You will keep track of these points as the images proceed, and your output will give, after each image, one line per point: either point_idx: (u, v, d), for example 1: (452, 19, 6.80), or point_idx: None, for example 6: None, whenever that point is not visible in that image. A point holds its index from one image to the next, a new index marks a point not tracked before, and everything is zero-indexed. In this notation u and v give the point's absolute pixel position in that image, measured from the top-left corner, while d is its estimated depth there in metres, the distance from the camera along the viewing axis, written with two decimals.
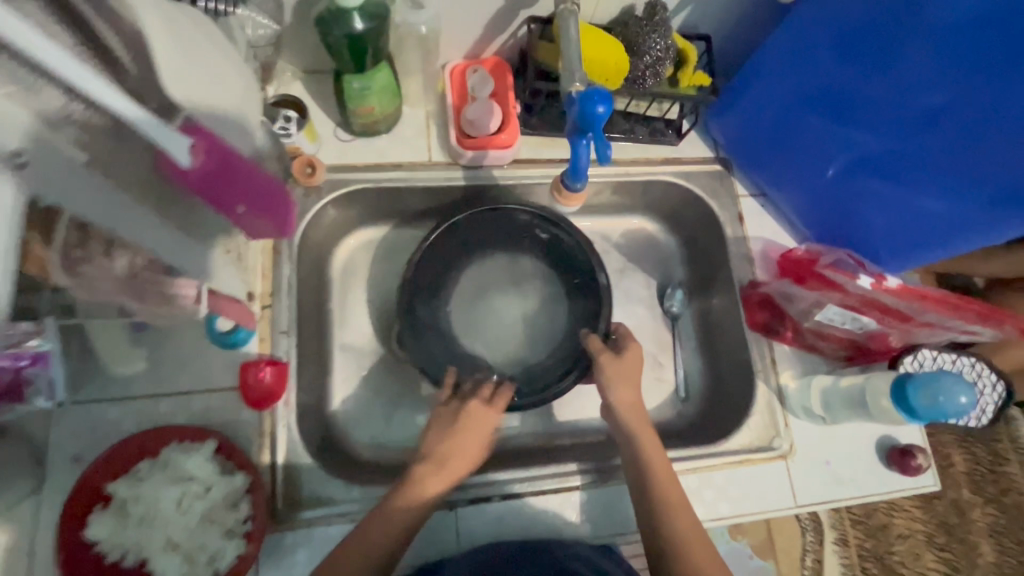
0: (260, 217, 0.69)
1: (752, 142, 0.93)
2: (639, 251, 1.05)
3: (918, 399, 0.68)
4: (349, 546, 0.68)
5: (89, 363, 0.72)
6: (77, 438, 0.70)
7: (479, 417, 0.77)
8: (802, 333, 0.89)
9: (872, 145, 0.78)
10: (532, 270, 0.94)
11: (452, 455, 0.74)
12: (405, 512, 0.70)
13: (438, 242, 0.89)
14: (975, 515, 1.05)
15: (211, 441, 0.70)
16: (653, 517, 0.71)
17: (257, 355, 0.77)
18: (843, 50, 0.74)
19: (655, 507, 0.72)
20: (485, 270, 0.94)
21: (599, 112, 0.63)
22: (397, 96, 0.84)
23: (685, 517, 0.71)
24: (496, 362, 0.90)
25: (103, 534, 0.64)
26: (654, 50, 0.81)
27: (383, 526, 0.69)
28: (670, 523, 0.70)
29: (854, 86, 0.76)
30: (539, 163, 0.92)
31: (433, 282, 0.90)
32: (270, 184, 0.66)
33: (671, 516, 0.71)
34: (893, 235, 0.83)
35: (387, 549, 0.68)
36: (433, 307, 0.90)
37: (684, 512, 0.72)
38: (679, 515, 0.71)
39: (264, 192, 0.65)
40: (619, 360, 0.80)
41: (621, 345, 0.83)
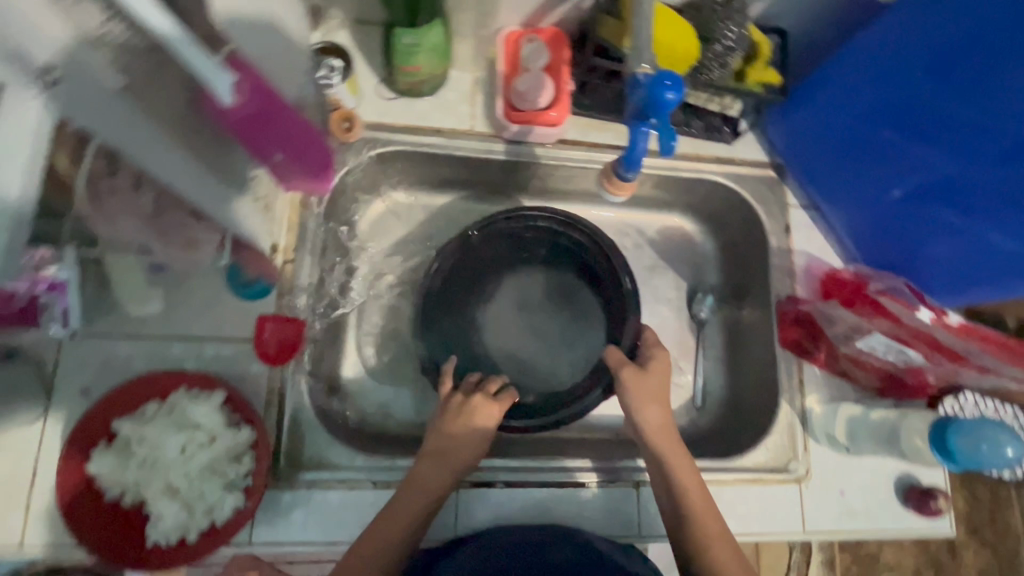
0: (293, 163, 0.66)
1: (814, 151, 0.88)
2: (672, 250, 1.00)
3: (956, 442, 0.65)
4: (362, 552, 0.66)
5: (104, 297, 0.70)
6: (86, 370, 0.70)
7: (483, 408, 0.74)
8: (837, 357, 0.85)
9: (944, 171, 0.72)
10: (562, 282, 0.90)
11: (451, 448, 0.72)
12: (410, 513, 0.68)
13: (460, 249, 0.83)
14: (966, 554, 0.94)
15: (221, 390, 0.68)
16: (678, 534, 0.68)
17: (274, 310, 0.74)
18: (926, 65, 0.69)
19: (685, 527, 0.67)
20: (512, 282, 0.90)
21: (669, 98, 0.57)
22: (446, 57, 0.79)
23: (724, 549, 0.66)
24: (516, 373, 0.87)
25: (105, 471, 0.64)
26: (726, 38, 0.75)
27: (383, 531, 0.67)
28: (712, 547, 0.65)
29: (932, 106, 0.70)
30: (584, 146, 0.88)
31: (452, 288, 0.85)
32: (307, 130, 0.63)
33: (699, 528, 0.66)
34: (955, 267, 0.78)
35: (399, 539, 0.67)
36: (448, 313, 0.85)
37: (723, 532, 0.67)
38: (717, 542, 0.66)
39: (300, 137, 0.62)
40: (642, 375, 0.74)
41: (644, 358, 0.77)
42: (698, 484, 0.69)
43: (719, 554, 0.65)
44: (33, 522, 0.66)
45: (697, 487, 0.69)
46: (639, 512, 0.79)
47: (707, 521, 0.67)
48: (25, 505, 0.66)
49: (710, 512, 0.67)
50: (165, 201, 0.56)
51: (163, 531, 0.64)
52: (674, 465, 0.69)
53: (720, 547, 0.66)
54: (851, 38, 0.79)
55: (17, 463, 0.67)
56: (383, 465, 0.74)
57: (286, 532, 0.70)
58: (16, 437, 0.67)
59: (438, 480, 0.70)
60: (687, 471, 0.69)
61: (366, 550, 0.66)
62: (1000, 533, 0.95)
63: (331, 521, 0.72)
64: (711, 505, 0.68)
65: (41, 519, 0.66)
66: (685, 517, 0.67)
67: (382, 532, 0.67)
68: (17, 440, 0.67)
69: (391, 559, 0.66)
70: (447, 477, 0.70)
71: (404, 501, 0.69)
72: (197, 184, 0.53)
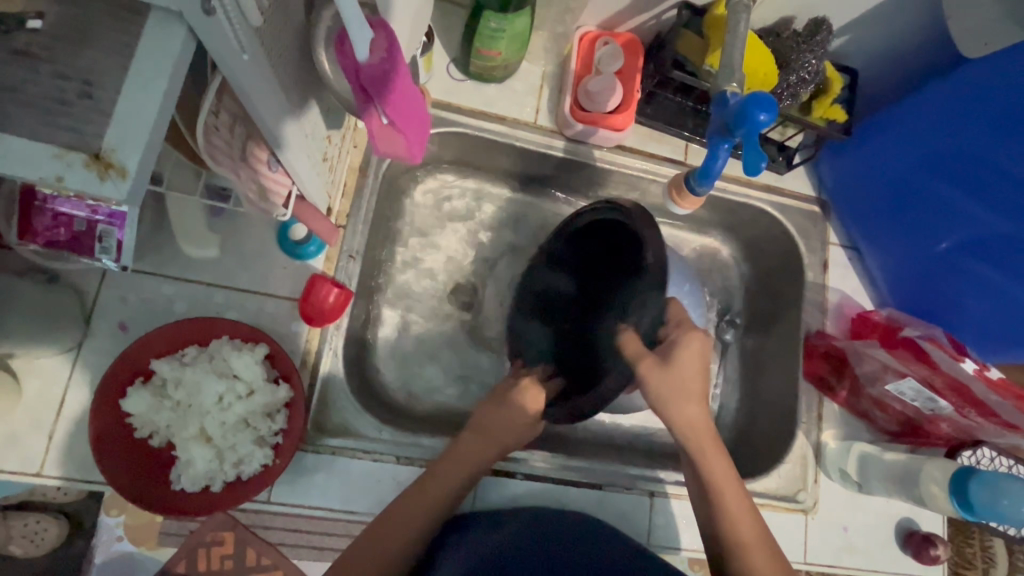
0: (401, 146, 0.51)
1: (863, 196, 0.89)
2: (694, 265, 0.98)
3: (977, 492, 0.67)
4: (386, 518, 0.65)
5: (155, 235, 0.70)
6: (126, 304, 0.69)
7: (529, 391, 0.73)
8: (859, 396, 0.87)
9: (999, 230, 0.73)
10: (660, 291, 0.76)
11: (501, 428, 0.70)
12: (435, 493, 0.66)
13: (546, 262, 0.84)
14: None
15: (264, 344, 0.67)
16: (714, 536, 0.68)
17: (321, 273, 0.74)
18: (997, 125, 0.69)
19: (721, 535, 0.67)
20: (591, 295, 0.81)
21: (760, 120, 0.56)
22: (525, 45, 0.79)
23: (759, 543, 0.66)
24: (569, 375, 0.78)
25: (140, 409, 0.63)
26: (803, 71, 0.76)
27: (412, 510, 0.65)
28: (746, 559, 0.65)
29: (995, 165, 0.71)
30: (642, 155, 0.89)
31: (555, 296, 0.84)
32: (420, 106, 0.51)
33: (731, 526, 0.66)
34: (992, 323, 0.80)
35: (425, 518, 0.66)
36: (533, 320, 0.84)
37: (759, 546, 0.66)
38: (754, 552, 0.65)
39: (413, 117, 0.50)
40: (663, 369, 0.68)
41: (668, 345, 0.69)
42: (740, 498, 0.68)
43: (754, 563, 0.65)
44: (54, 450, 0.65)
45: (733, 493, 0.68)
46: (650, 521, 0.81)
47: (742, 529, 0.66)
48: (50, 431, 0.65)
49: (747, 517, 0.67)
50: (250, 145, 0.55)
51: (192, 475, 0.63)
52: (713, 469, 0.68)
53: (757, 557, 0.65)
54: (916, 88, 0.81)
55: (46, 386, 0.66)
56: (408, 441, 0.74)
57: (307, 494, 0.71)
58: (48, 363, 0.66)
59: (483, 454, 0.69)
60: (725, 471, 0.68)
61: (394, 520, 0.65)
62: None
63: (351, 489, 0.72)
64: (748, 513, 0.67)
65: (65, 448, 0.65)
66: (721, 522, 0.67)
67: (415, 509, 0.65)
68: (48, 365, 0.66)
69: (420, 532, 0.65)
70: (494, 447, 0.70)
71: (437, 476, 0.67)
72: (284, 136, 0.52)
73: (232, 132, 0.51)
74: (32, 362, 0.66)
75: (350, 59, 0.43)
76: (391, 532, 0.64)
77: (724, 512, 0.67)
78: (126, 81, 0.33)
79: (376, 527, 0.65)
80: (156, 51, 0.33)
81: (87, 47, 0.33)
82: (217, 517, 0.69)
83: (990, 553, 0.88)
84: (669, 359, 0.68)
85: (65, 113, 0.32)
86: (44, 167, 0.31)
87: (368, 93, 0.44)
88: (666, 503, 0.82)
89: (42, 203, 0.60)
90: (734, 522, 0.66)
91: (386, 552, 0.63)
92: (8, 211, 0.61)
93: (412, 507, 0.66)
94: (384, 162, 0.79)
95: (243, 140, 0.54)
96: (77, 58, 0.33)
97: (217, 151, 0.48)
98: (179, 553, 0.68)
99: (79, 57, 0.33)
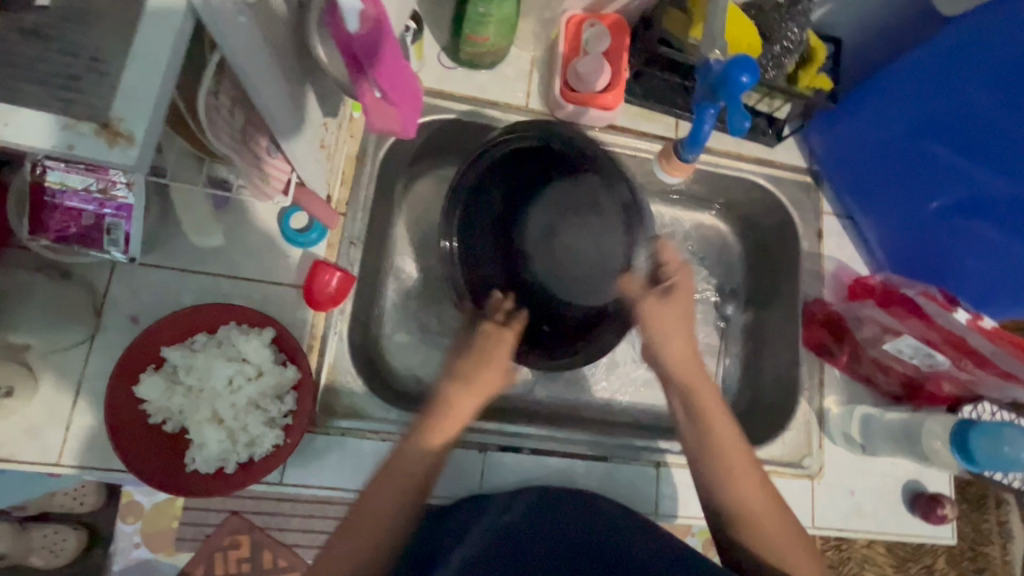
0: (394, 117, 0.54)
1: (857, 162, 0.89)
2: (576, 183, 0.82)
3: (977, 444, 0.68)
4: (361, 505, 0.62)
5: (162, 227, 0.72)
6: (136, 297, 0.71)
7: (492, 336, 0.70)
8: (859, 360, 0.87)
9: (993, 188, 0.74)
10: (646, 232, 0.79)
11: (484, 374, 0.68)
12: (416, 467, 0.63)
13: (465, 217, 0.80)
14: None
15: (271, 328, 0.69)
16: (715, 495, 0.67)
17: (324, 259, 0.76)
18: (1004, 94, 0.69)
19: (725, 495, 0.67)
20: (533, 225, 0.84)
21: (742, 82, 0.58)
22: (514, 30, 0.81)
23: (757, 497, 0.66)
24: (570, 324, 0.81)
25: (154, 394, 0.65)
26: (786, 40, 0.78)
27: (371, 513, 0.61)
28: (761, 527, 0.65)
29: (996, 129, 0.71)
30: (633, 134, 0.90)
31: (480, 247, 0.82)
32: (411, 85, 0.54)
33: (729, 491, 0.66)
34: (986, 280, 0.81)
35: (401, 490, 0.63)
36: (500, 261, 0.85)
37: (773, 517, 0.65)
38: (768, 523, 0.65)
39: (405, 91, 0.53)
40: (663, 305, 0.72)
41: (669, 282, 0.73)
42: (748, 464, 0.67)
43: (766, 528, 0.65)
44: (71, 440, 0.67)
45: (740, 454, 0.67)
46: (657, 490, 0.82)
47: (737, 480, 0.66)
48: (66, 423, 0.67)
49: (750, 483, 0.66)
50: (250, 129, 0.57)
51: (206, 456, 0.65)
52: (709, 423, 0.69)
53: (769, 524, 0.65)
54: (907, 49, 0.81)
55: (63, 375, 0.68)
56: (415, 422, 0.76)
57: (318, 476, 0.72)
58: (63, 355, 0.68)
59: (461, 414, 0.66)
60: (727, 432, 0.68)
61: (373, 494, 0.62)
62: (978, 566, 1.00)
63: (361, 469, 0.73)
64: (755, 473, 0.67)
65: (81, 437, 0.67)
66: (728, 487, 0.66)
67: (365, 512, 0.61)
68: (64, 358, 0.68)
69: (393, 516, 0.62)
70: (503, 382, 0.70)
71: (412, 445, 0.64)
72: (284, 118, 0.53)
73: (232, 116, 0.52)
74: (47, 355, 0.67)
75: (341, 30, 0.45)
76: (373, 507, 0.62)
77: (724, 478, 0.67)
78: (129, 52, 0.34)
79: (357, 508, 0.62)
80: (156, 24, 0.35)
81: (93, 23, 0.35)
82: (232, 521, 0.83)
83: (1007, 526, 1.03)
84: (668, 293, 0.72)
85: (73, 87, 0.34)
86: (56, 138, 0.33)
87: (361, 64, 0.46)
88: (672, 475, 0.82)
89: (52, 199, 0.63)
90: (733, 479, 0.66)
91: (378, 535, 0.61)
92: (20, 208, 0.63)
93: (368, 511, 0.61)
94: (381, 151, 0.81)
95: (243, 124, 0.55)
96: (84, 33, 0.34)
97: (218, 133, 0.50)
98: (196, 559, 0.82)
99: (85, 34, 0.35)
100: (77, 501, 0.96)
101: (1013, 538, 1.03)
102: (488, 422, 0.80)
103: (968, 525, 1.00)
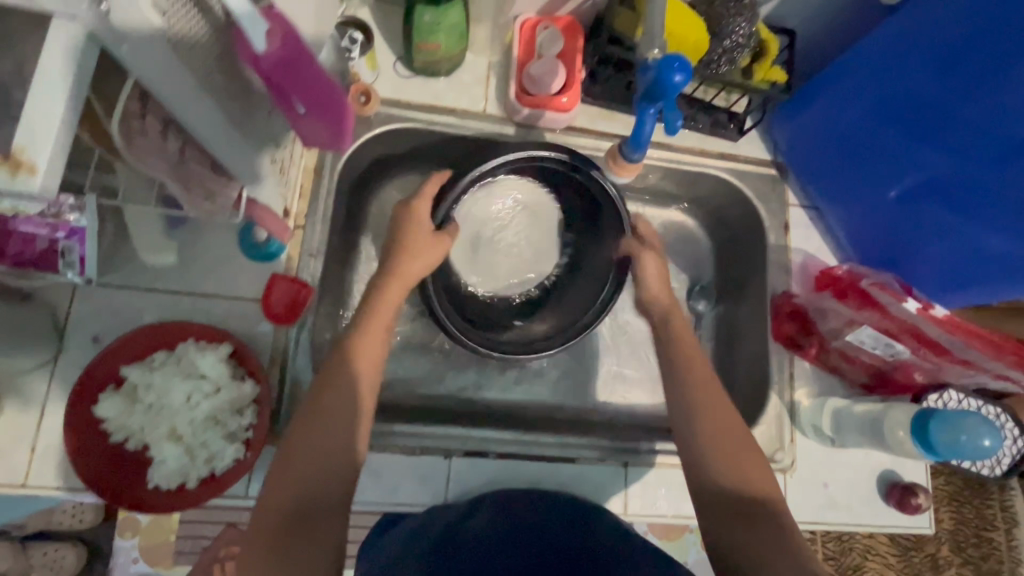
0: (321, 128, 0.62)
1: (818, 147, 0.88)
2: (487, 205, 0.90)
3: (938, 433, 0.68)
4: (317, 401, 0.61)
5: (120, 248, 0.73)
6: (97, 317, 0.72)
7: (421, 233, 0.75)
8: (827, 351, 0.87)
9: (942, 171, 0.73)
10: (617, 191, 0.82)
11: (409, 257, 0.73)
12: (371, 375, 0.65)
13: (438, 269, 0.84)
14: (949, 570, 0.96)
15: (228, 343, 0.69)
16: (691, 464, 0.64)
17: (284, 271, 0.77)
18: (964, 84, 0.67)
19: (700, 458, 0.63)
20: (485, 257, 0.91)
21: (675, 81, 0.60)
22: (465, 37, 0.82)
23: (734, 449, 0.63)
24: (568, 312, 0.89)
25: (112, 413, 0.66)
26: (735, 35, 0.77)
27: (292, 473, 0.57)
28: (743, 473, 0.61)
29: (963, 120, 0.69)
30: (593, 134, 0.90)
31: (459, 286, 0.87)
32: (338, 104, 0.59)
33: (715, 449, 0.63)
34: (943, 269, 0.80)
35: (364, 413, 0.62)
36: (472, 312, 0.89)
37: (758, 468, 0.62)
38: (749, 466, 0.61)
39: (328, 107, 0.58)
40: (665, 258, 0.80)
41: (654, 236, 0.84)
42: (731, 418, 0.65)
43: (747, 470, 0.61)
44: (37, 462, 0.68)
45: (722, 407, 0.65)
46: (627, 489, 0.82)
47: (714, 428, 0.64)
48: (31, 444, 0.68)
49: (726, 420, 0.64)
50: (189, 151, 0.57)
51: (166, 472, 0.66)
52: (703, 385, 0.67)
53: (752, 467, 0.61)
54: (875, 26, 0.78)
55: (25, 399, 0.69)
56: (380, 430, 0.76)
57: None
58: (25, 379, 0.69)
59: (375, 352, 0.66)
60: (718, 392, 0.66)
61: (331, 402, 0.61)
62: (982, 551, 0.99)
63: None
64: (733, 418, 0.65)
65: (47, 459, 0.68)
66: (702, 443, 0.63)
67: (323, 408, 0.60)
68: (26, 382, 0.69)
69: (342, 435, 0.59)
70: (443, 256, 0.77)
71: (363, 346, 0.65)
72: (220, 139, 0.54)
73: (164, 138, 0.52)
74: (11, 379, 0.68)
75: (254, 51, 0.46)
76: (329, 404, 0.60)
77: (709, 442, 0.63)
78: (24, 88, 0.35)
79: (312, 408, 0.60)
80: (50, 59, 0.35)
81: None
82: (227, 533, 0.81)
83: (1010, 509, 1.01)
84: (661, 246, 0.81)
85: None
86: None
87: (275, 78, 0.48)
88: (642, 472, 0.82)
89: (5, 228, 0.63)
90: (711, 424, 0.64)
91: (327, 453, 0.58)
92: None
93: (297, 470, 0.57)
94: (339, 162, 0.82)
95: (180, 146, 0.56)
96: None
97: (146, 154, 0.50)
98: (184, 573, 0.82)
99: None
100: (76, 519, 0.97)
101: (1019, 523, 1.01)
102: (452, 428, 0.81)
103: (969, 510, 0.98)
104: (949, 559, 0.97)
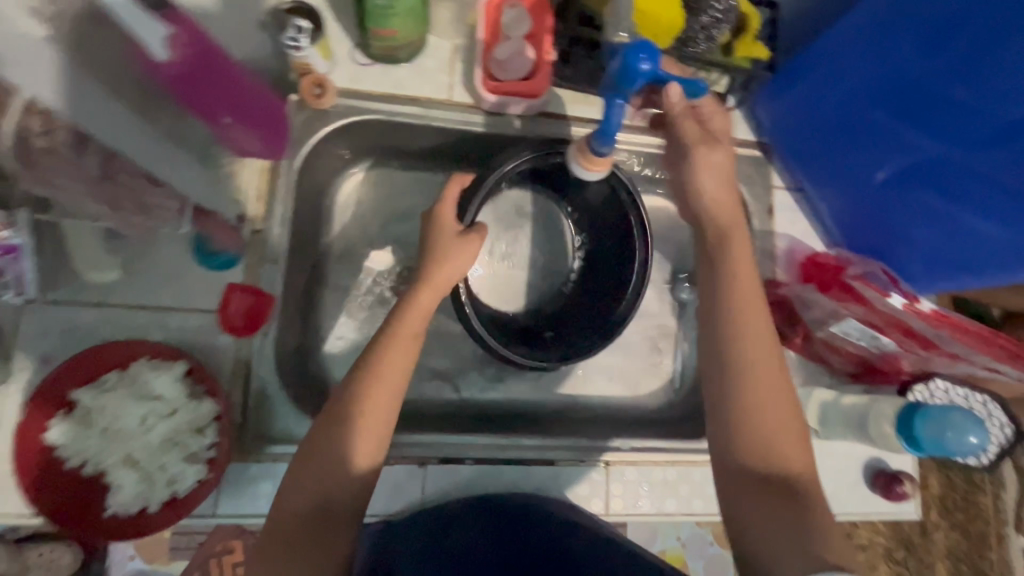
0: (249, 133, 0.64)
1: (805, 124, 0.84)
2: (504, 218, 0.90)
3: (924, 429, 0.67)
4: (336, 412, 0.58)
5: (62, 265, 0.68)
6: (44, 337, 0.68)
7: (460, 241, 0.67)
8: (812, 341, 0.85)
9: (930, 153, 0.69)
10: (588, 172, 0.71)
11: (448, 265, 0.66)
12: (396, 376, 0.60)
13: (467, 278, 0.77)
14: (938, 536, 0.96)
15: (183, 361, 0.67)
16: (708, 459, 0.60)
17: (242, 281, 0.73)
18: (951, 63, 0.62)
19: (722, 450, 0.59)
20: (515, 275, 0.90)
21: (642, 68, 0.56)
22: (423, 21, 0.76)
23: (763, 436, 0.58)
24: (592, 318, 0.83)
25: (65, 440, 0.64)
26: (712, 9, 0.73)
27: (312, 479, 0.56)
28: (770, 460, 0.57)
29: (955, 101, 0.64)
30: (567, 120, 0.85)
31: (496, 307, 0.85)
32: (267, 108, 0.64)
33: (741, 439, 0.58)
34: (933, 253, 0.77)
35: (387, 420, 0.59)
36: (503, 324, 0.85)
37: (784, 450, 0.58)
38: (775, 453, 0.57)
39: (257, 115, 0.63)
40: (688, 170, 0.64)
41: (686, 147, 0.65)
42: (761, 419, 0.58)
43: (777, 456, 0.57)
44: None
45: (756, 408, 0.58)
46: (609, 486, 0.80)
47: (736, 424, 0.58)
48: None
49: (762, 403, 0.58)
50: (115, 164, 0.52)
51: (124, 497, 0.64)
52: (749, 370, 0.59)
53: (780, 451, 0.57)
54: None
55: None
56: None
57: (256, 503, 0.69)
58: None
59: (401, 362, 0.61)
60: (770, 368, 0.59)
61: (342, 412, 0.58)
62: (970, 515, 0.99)
63: None
64: (775, 408, 0.58)
65: None
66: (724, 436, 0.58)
67: (334, 418, 0.58)
68: None
69: (343, 448, 0.57)
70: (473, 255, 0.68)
71: (393, 360, 0.60)
72: (146, 152, 0.49)
73: (81, 153, 0.48)
74: None
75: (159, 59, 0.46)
76: (338, 414, 0.58)
77: (743, 431, 0.58)
78: None
79: (327, 419, 0.58)
80: None
81: None
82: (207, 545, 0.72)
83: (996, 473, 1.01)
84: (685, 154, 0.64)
85: None
86: None
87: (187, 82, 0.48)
88: (623, 471, 0.81)
89: None
90: (747, 416, 0.58)
91: (336, 471, 0.57)
92: None
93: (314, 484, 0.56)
94: (295, 160, 0.77)
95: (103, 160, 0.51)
96: None
97: None
98: None
99: None
100: None
101: (1005, 486, 1.02)
102: (424, 434, 0.78)
103: (959, 477, 0.98)
104: (937, 523, 0.96)
